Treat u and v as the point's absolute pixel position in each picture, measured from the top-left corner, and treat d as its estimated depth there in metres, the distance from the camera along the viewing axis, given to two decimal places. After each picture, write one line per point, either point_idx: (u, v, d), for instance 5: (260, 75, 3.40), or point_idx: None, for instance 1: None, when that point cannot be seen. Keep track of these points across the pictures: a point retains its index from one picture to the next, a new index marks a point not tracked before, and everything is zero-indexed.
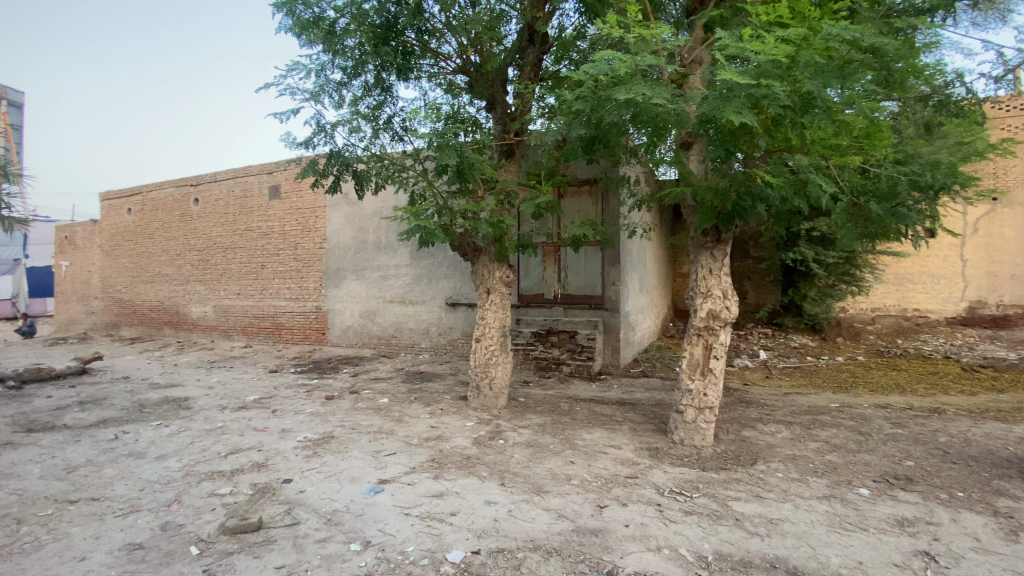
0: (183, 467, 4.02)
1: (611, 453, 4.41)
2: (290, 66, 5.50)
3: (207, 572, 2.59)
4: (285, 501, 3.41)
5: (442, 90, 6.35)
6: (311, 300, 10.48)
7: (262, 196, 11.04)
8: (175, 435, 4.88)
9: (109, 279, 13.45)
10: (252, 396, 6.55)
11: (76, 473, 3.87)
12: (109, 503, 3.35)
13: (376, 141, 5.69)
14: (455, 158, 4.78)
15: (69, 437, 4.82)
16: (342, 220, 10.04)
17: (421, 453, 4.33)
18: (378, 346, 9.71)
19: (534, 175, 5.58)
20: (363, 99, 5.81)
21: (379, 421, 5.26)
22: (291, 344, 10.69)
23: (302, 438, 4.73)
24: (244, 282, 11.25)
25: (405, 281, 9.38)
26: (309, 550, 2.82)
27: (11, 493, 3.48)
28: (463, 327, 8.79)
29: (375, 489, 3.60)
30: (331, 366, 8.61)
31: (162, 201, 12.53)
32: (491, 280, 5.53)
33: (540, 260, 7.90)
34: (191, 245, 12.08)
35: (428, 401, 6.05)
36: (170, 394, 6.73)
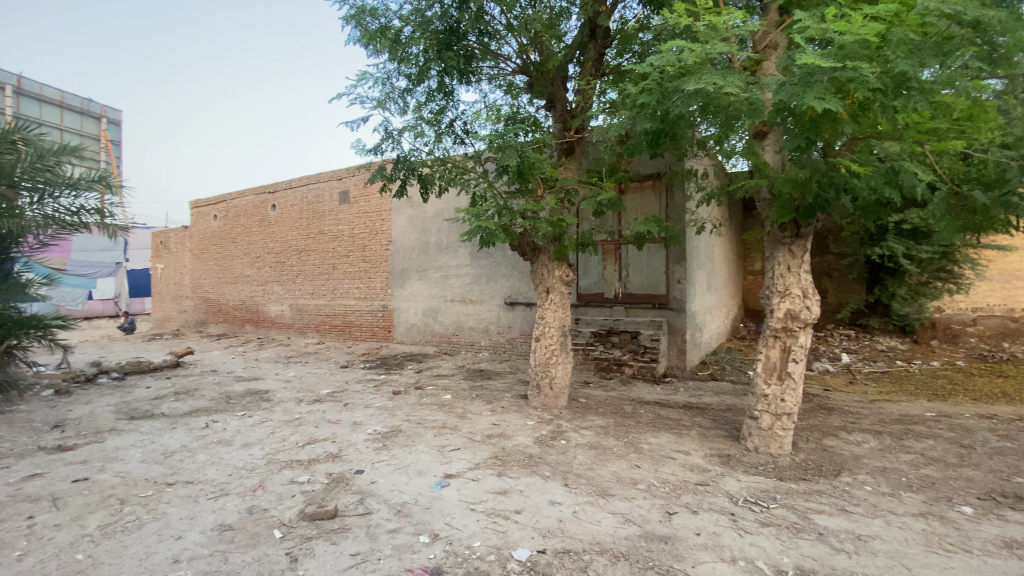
0: (265, 455, 4.29)
1: (679, 458, 4.25)
2: (359, 76, 5.75)
3: (288, 555, 2.74)
4: (357, 491, 3.55)
5: (502, 91, 6.40)
6: (378, 299, 10.90)
7: (332, 201, 11.62)
8: (257, 425, 5.22)
9: (198, 279, 14.64)
10: (326, 390, 6.91)
11: (173, 458, 4.23)
12: (202, 486, 3.63)
13: (440, 145, 5.82)
14: (517, 158, 4.79)
15: (167, 424, 5.29)
16: (406, 223, 10.38)
17: (484, 450, 4.38)
18: (441, 344, 9.93)
19: (595, 171, 5.48)
20: (426, 104, 5.95)
21: (443, 417, 5.38)
22: (360, 341, 11.18)
23: (372, 431, 4.92)
24: (317, 282, 11.88)
25: (465, 280, 9.54)
26: (380, 539, 2.92)
27: (118, 475, 3.85)
28: (523, 326, 8.80)
29: (442, 483, 3.68)
30: (396, 362, 8.93)
31: (244, 208, 13.50)
32: (552, 279, 5.50)
33: (601, 259, 7.77)
34: (269, 248, 12.91)
35: (490, 398, 6.12)
36: (253, 386, 7.23)
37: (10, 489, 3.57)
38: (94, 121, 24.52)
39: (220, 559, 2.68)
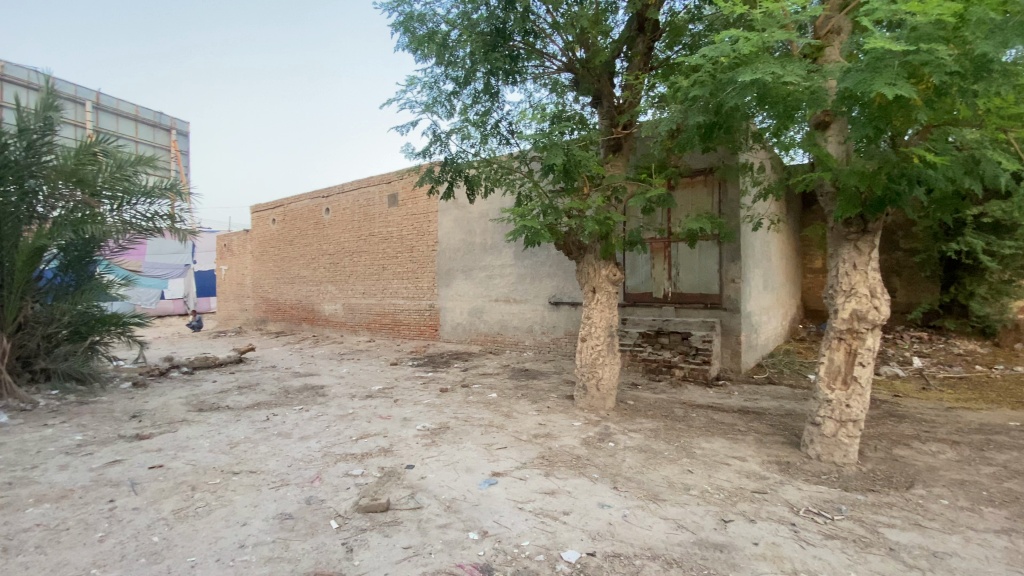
0: (321, 448, 4.46)
1: (735, 465, 4.09)
2: (408, 82, 5.88)
3: (345, 545, 2.83)
4: (409, 486, 3.63)
5: (548, 90, 6.38)
6: (425, 299, 11.13)
7: (382, 204, 11.98)
8: (313, 419, 5.45)
9: (258, 280, 15.44)
10: (376, 386, 7.13)
11: (237, 449, 4.47)
12: (264, 476, 3.82)
13: (487, 146, 5.86)
14: (563, 157, 4.74)
15: (231, 416, 5.61)
16: (452, 224, 10.55)
17: (531, 450, 4.37)
18: (485, 344, 10.01)
19: (644, 168, 5.36)
20: (472, 106, 6.02)
21: (489, 415, 5.42)
22: (408, 339, 11.45)
23: (421, 427, 5.02)
24: (368, 282, 12.27)
25: (510, 280, 9.58)
26: (431, 534, 2.97)
27: (188, 463, 4.11)
28: (568, 326, 8.74)
29: (490, 481, 3.71)
30: (443, 360, 9.09)
31: (300, 212, 14.13)
32: (598, 279, 5.43)
33: (649, 257, 7.61)
34: (323, 250, 13.45)
35: (535, 398, 6.11)
36: (309, 382, 7.57)
37: (96, 473, 3.88)
38: (165, 133, 26.37)
39: (282, 546, 2.81)
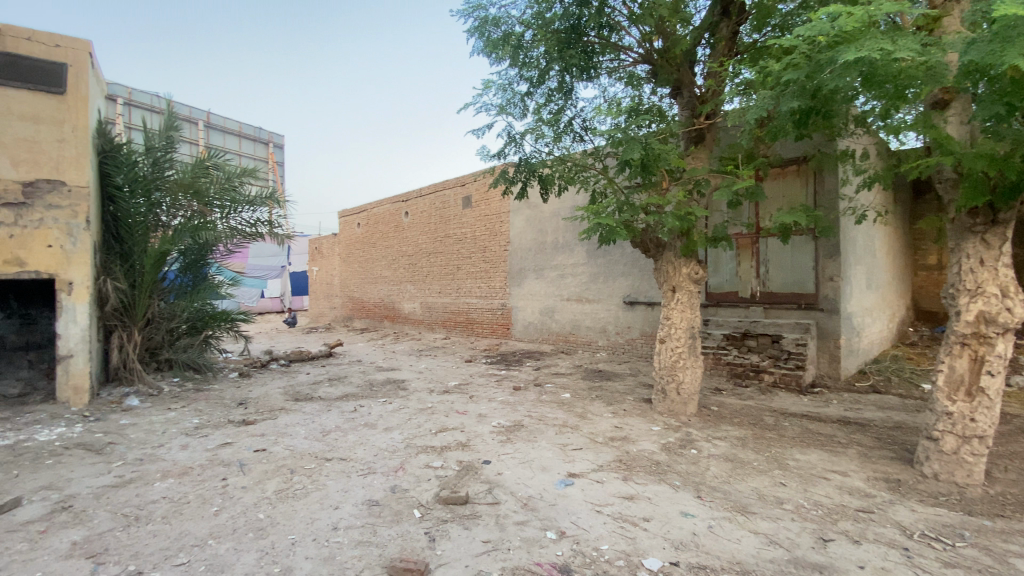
0: (403, 439, 4.66)
1: (834, 480, 3.76)
2: (483, 85, 5.99)
3: (427, 534, 2.93)
4: (486, 481, 3.69)
5: (623, 84, 6.22)
6: (497, 298, 11.29)
7: (457, 206, 12.32)
8: (395, 411, 5.71)
9: (345, 280, 16.46)
10: (453, 382, 7.34)
11: (329, 437, 4.79)
12: (353, 464, 4.06)
13: (560, 144, 5.83)
14: (642, 152, 4.57)
15: (323, 406, 6.03)
16: (524, 224, 10.61)
17: (607, 452, 4.29)
18: (558, 343, 9.97)
19: (729, 159, 5.05)
20: (546, 106, 6.01)
21: (564, 416, 5.38)
22: (481, 337, 11.68)
23: (496, 423, 5.09)
24: (443, 282, 12.68)
25: (582, 279, 9.46)
26: (509, 530, 3.00)
27: (287, 448, 4.46)
28: (644, 327, 8.47)
29: (566, 481, 3.68)
30: (516, 359, 9.17)
31: (382, 216, 14.88)
32: (678, 278, 5.21)
33: (734, 254, 7.19)
34: (403, 251, 14.07)
35: (610, 400, 5.98)
36: (391, 375, 7.97)
37: (210, 453, 4.32)
38: (264, 147, 28.92)
39: (370, 531, 2.97)
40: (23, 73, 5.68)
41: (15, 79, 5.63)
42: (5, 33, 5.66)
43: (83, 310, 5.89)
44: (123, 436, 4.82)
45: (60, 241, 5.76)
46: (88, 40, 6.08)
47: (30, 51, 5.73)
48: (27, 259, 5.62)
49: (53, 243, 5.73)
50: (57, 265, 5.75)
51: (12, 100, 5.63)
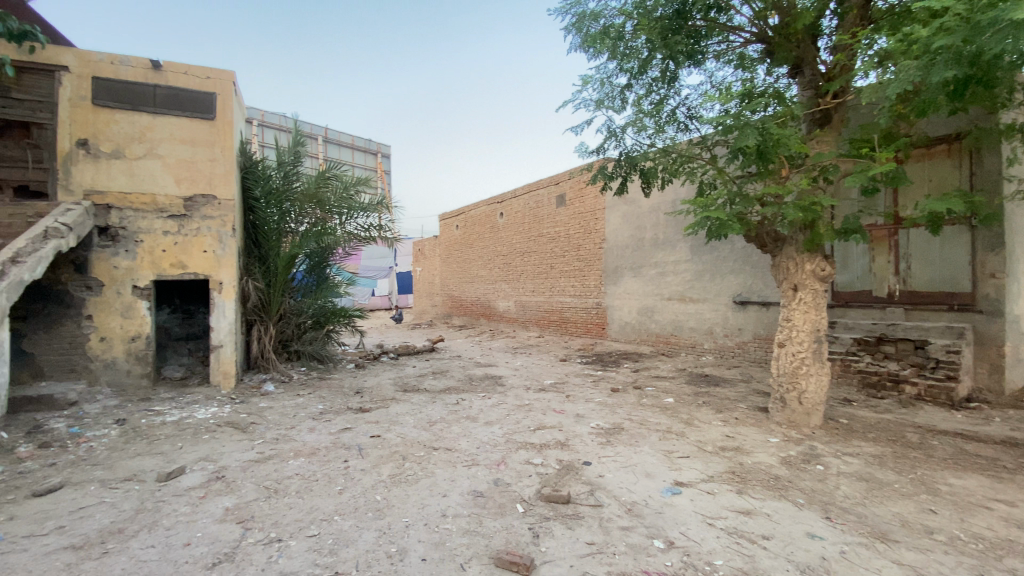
0: (504, 434, 4.76)
1: (1001, 510, 3.18)
2: (581, 81, 5.93)
3: (531, 530, 2.95)
4: (587, 482, 3.64)
5: (732, 67, 5.80)
6: (592, 297, 11.12)
7: (551, 205, 12.36)
8: (495, 406, 5.86)
9: (445, 280, 17.23)
10: (549, 380, 7.36)
11: (435, 427, 5.04)
12: (458, 455, 4.22)
13: (663, 135, 5.58)
14: (757, 138, 4.20)
15: (428, 398, 6.36)
16: (620, 220, 10.34)
17: (718, 463, 4.02)
18: (657, 344, 9.58)
19: (861, 141, 4.48)
20: (647, 97, 5.80)
21: (667, 421, 5.14)
22: (575, 336, 11.57)
23: (596, 425, 5.01)
24: (538, 280, 12.78)
25: (685, 277, 8.99)
26: (614, 534, 2.92)
27: (398, 435, 4.76)
28: (756, 328, 7.86)
29: (673, 490, 3.51)
30: (612, 359, 8.95)
31: (478, 218, 15.37)
32: (800, 275, 4.75)
33: (867, 248, 6.40)
34: (498, 251, 14.41)
35: (720, 407, 5.61)
36: (489, 371, 8.20)
37: (333, 437, 4.74)
38: (373, 157, 31.27)
39: (477, 521, 3.05)
40: (182, 103, 6.66)
41: (177, 109, 6.62)
42: (167, 69, 6.64)
43: (231, 307, 6.77)
44: (262, 417, 5.47)
45: (213, 247, 6.68)
46: (231, 70, 6.97)
47: (187, 83, 6.71)
48: (188, 263, 6.57)
49: (207, 248, 6.65)
50: (210, 267, 6.67)
51: (174, 127, 6.62)
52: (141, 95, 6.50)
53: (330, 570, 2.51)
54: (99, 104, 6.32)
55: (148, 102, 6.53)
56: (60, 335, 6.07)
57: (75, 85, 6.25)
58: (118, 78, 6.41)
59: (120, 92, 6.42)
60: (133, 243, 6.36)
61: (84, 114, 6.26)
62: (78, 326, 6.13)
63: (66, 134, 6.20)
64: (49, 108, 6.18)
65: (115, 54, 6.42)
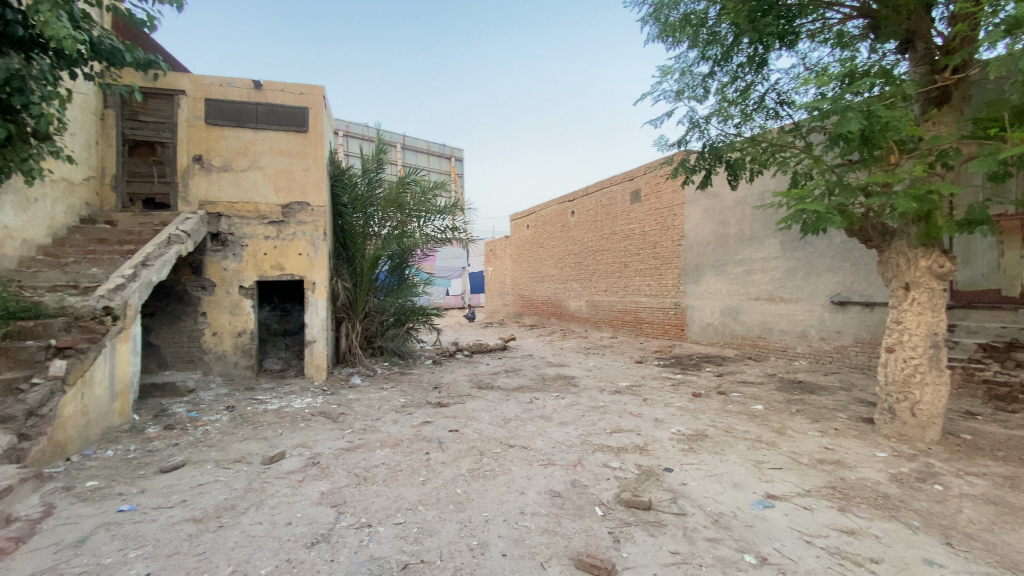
0: (579, 435, 4.72)
1: None
2: (661, 72, 5.73)
3: (611, 534, 2.89)
4: (669, 489, 3.51)
5: (830, 46, 5.34)
6: (670, 297, 10.71)
7: (625, 201, 12.09)
8: (569, 407, 5.81)
9: (516, 279, 17.39)
10: (625, 382, 7.19)
11: (510, 425, 5.09)
12: (534, 453, 4.23)
13: (751, 123, 5.27)
14: (862, 123, 3.81)
15: (503, 395, 6.45)
16: (701, 215, 9.87)
17: (815, 477, 3.71)
18: (743, 347, 9.03)
19: (989, 120, 3.94)
20: (732, 84, 5.50)
21: (756, 429, 4.83)
22: (651, 337, 11.20)
23: (677, 430, 4.82)
24: (611, 280, 12.54)
25: (774, 275, 8.41)
26: (700, 545, 2.79)
27: (475, 431, 4.86)
28: (858, 331, 7.20)
29: (765, 503, 3.29)
30: (693, 362, 8.56)
31: (549, 217, 15.38)
32: (912, 273, 4.28)
33: (995, 242, 5.68)
34: (569, 250, 14.31)
35: (816, 416, 5.19)
36: (562, 371, 8.17)
37: (415, 429, 4.94)
38: (446, 161, 32.19)
39: (555, 521, 3.04)
40: (280, 119, 7.25)
41: (275, 124, 7.22)
42: (266, 87, 7.25)
43: (322, 305, 7.27)
44: (350, 409, 5.83)
45: (307, 250, 7.21)
46: (320, 85, 7.48)
47: (284, 100, 7.29)
48: (285, 265, 7.14)
49: (302, 251, 7.19)
50: (304, 269, 7.20)
51: (273, 140, 7.23)
52: (245, 113, 7.16)
53: (416, 558, 2.61)
54: (211, 123, 7.04)
55: (251, 119, 7.17)
56: (181, 330, 6.82)
57: (191, 107, 7.01)
58: (226, 98, 7.11)
59: (228, 111, 7.11)
60: (239, 248, 7.01)
61: (199, 132, 7.00)
62: (195, 322, 6.86)
63: (184, 151, 6.96)
64: (171, 128, 6.96)
65: (223, 77, 7.12)
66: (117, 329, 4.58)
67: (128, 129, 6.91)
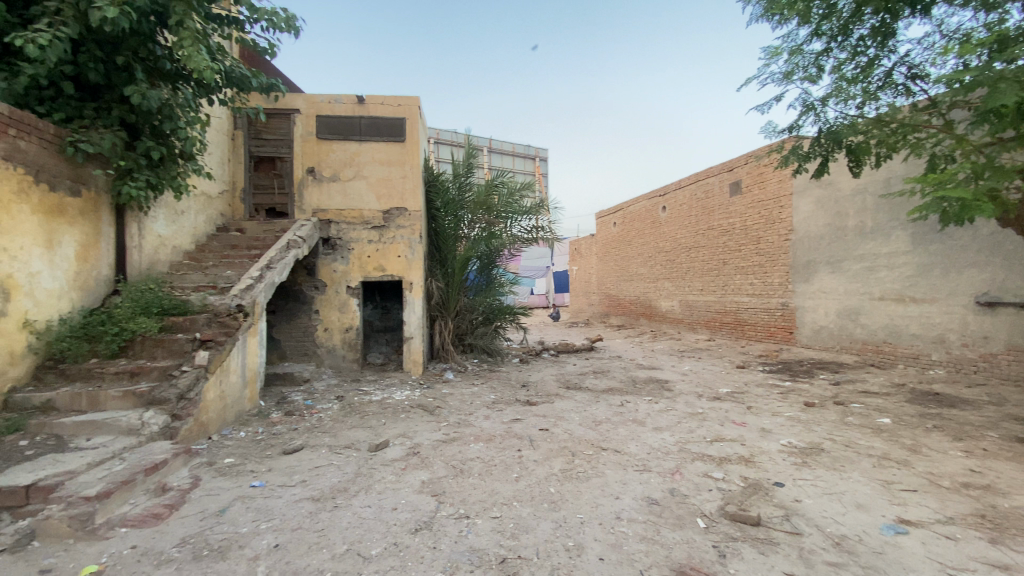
0: (676, 442, 4.53)
1: None
2: (768, 53, 5.34)
3: (716, 548, 2.74)
4: (780, 505, 3.25)
5: (975, 7, 4.66)
6: (776, 297, 9.93)
7: (724, 194, 11.42)
8: (664, 412, 5.60)
9: (601, 278, 17.10)
10: (725, 388, 6.77)
11: (602, 427, 5.01)
12: (628, 458, 4.13)
13: (876, 101, 4.81)
14: (1021, 94, 3.27)
15: (592, 397, 6.37)
16: (813, 206, 9.04)
17: (958, 502, 3.24)
18: (863, 353, 8.13)
19: None
20: (852, 61, 5.00)
21: (883, 445, 4.33)
22: (755, 341, 10.45)
23: (787, 442, 4.45)
24: (708, 278, 11.90)
25: (902, 273, 7.49)
26: (818, 568, 2.55)
27: (566, 432, 4.85)
28: (1011, 337, 6.24)
29: (896, 528, 2.92)
30: (803, 369, 7.86)
31: (638, 213, 14.93)
32: None
33: None
34: (660, 248, 13.80)
35: (958, 434, 4.54)
36: (654, 374, 7.90)
37: (506, 426, 5.04)
38: (531, 162, 32.45)
39: (654, 529, 2.94)
40: (380, 130, 7.76)
41: (376, 136, 7.74)
42: (368, 101, 7.77)
43: (419, 303, 7.66)
44: (445, 403, 6.09)
45: (405, 252, 7.64)
46: (415, 95, 7.89)
47: (383, 112, 7.79)
48: (386, 266, 7.62)
49: (400, 254, 7.63)
50: (402, 270, 7.64)
51: (375, 151, 7.75)
52: (351, 127, 7.74)
53: (514, 553, 2.66)
54: (322, 137, 7.70)
55: (356, 132, 7.74)
56: (297, 326, 7.53)
57: (305, 124, 7.71)
58: (334, 114, 7.74)
59: (336, 126, 7.74)
60: (346, 251, 7.60)
61: (312, 147, 7.69)
62: (309, 318, 7.54)
63: (299, 164, 7.68)
64: (289, 144, 7.72)
65: (331, 95, 7.76)
66: (247, 324, 5.14)
67: (254, 146, 7.75)
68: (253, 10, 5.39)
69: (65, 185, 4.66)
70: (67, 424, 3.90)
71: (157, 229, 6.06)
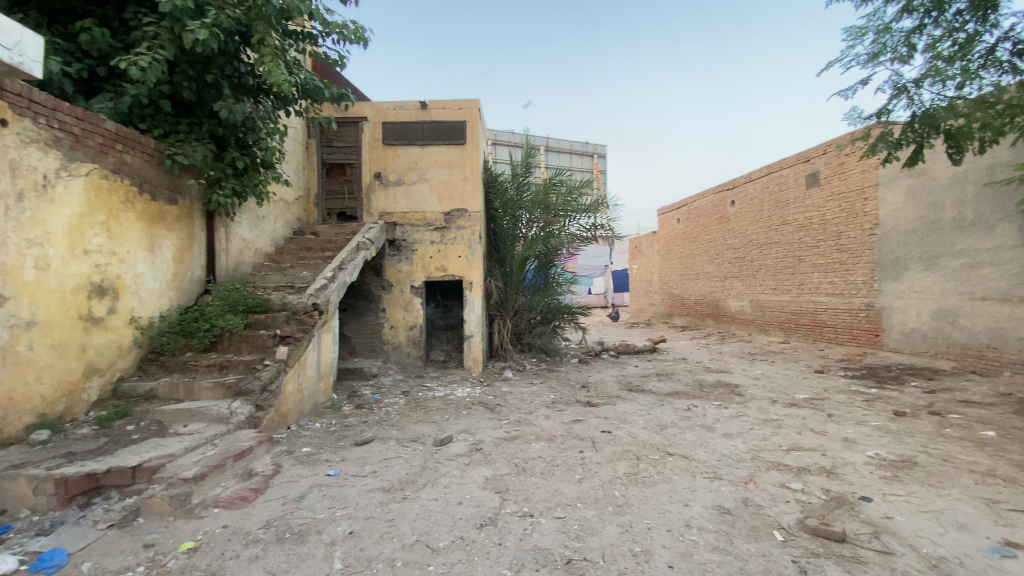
0: (748, 449, 4.31)
1: None
2: (850, 34, 4.99)
3: (796, 564, 2.58)
4: (868, 522, 3.01)
5: None
6: (859, 296, 9.20)
7: (799, 187, 10.75)
8: (734, 418, 5.34)
9: (664, 277, 16.59)
10: (801, 394, 6.36)
11: (667, 432, 4.86)
12: (697, 464, 3.98)
13: (978, 81, 4.38)
14: None
15: (656, 400, 6.19)
16: (902, 198, 8.30)
17: None
18: (962, 359, 7.37)
19: None
20: (948, 38, 4.59)
21: (988, 461, 3.90)
22: (835, 344, 9.74)
23: (874, 454, 4.12)
24: (781, 276, 11.24)
25: (1010, 270, 6.72)
26: None
27: (630, 435, 4.75)
28: None
29: (1005, 552, 2.63)
30: (892, 375, 7.23)
31: (704, 208, 14.35)
32: None
33: None
34: (728, 245, 13.21)
35: None
36: (722, 378, 7.56)
37: (568, 427, 5.00)
38: (590, 159, 32.04)
39: (726, 539, 2.82)
40: (442, 134, 7.97)
41: (438, 140, 7.96)
42: (431, 106, 8.00)
43: (479, 302, 7.79)
44: (506, 401, 6.14)
45: (466, 253, 7.80)
46: (474, 98, 8.05)
47: (445, 117, 8.00)
48: (447, 266, 7.81)
49: (461, 254, 7.80)
50: (463, 270, 7.80)
51: (437, 154, 7.96)
52: (414, 132, 8.00)
53: (579, 555, 2.65)
54: (387, 143, 8.02)
55: (419, 137, 7.99)
56: (365, 324, 7.86)
57: (372, 131, 8.05)
58: (399, 120, 8.03)
59: (401, 132, 8.03)
60: (411, 252, 7.86)
61: (379, 153, 8.02)
62: (376, 317, 7.86)
63: (367, 170, 8.03)
64: (358, 150, 8.09)
65: (396, 102, 8.05)
66: (321, 322, 5.45)
67: (326, 154, 8.19)
68: (325, 25, 5.69)
69: (164, 194, 5.14)
70: (167, 412, 4.30)
71: (241, 233, 6.55)
